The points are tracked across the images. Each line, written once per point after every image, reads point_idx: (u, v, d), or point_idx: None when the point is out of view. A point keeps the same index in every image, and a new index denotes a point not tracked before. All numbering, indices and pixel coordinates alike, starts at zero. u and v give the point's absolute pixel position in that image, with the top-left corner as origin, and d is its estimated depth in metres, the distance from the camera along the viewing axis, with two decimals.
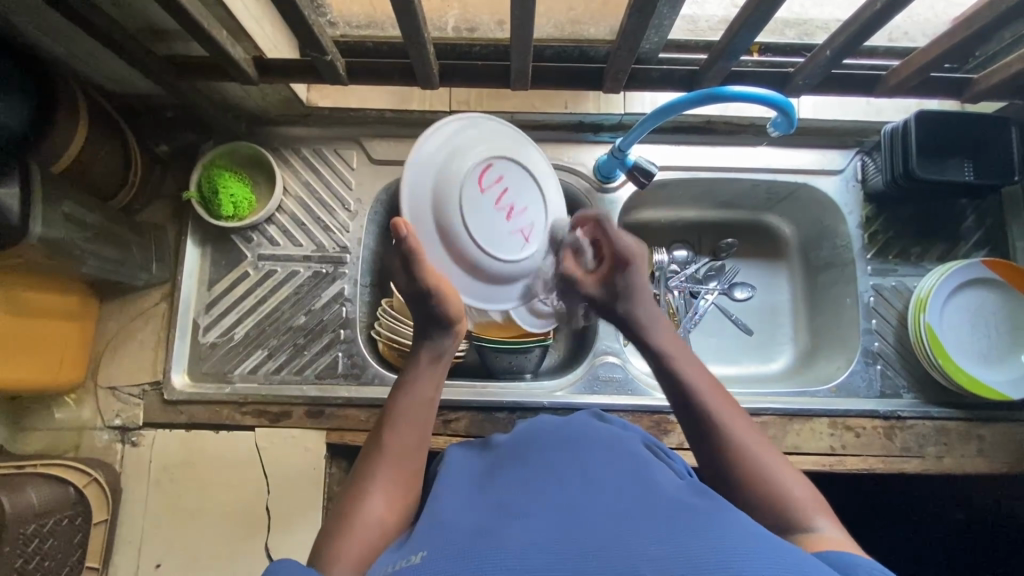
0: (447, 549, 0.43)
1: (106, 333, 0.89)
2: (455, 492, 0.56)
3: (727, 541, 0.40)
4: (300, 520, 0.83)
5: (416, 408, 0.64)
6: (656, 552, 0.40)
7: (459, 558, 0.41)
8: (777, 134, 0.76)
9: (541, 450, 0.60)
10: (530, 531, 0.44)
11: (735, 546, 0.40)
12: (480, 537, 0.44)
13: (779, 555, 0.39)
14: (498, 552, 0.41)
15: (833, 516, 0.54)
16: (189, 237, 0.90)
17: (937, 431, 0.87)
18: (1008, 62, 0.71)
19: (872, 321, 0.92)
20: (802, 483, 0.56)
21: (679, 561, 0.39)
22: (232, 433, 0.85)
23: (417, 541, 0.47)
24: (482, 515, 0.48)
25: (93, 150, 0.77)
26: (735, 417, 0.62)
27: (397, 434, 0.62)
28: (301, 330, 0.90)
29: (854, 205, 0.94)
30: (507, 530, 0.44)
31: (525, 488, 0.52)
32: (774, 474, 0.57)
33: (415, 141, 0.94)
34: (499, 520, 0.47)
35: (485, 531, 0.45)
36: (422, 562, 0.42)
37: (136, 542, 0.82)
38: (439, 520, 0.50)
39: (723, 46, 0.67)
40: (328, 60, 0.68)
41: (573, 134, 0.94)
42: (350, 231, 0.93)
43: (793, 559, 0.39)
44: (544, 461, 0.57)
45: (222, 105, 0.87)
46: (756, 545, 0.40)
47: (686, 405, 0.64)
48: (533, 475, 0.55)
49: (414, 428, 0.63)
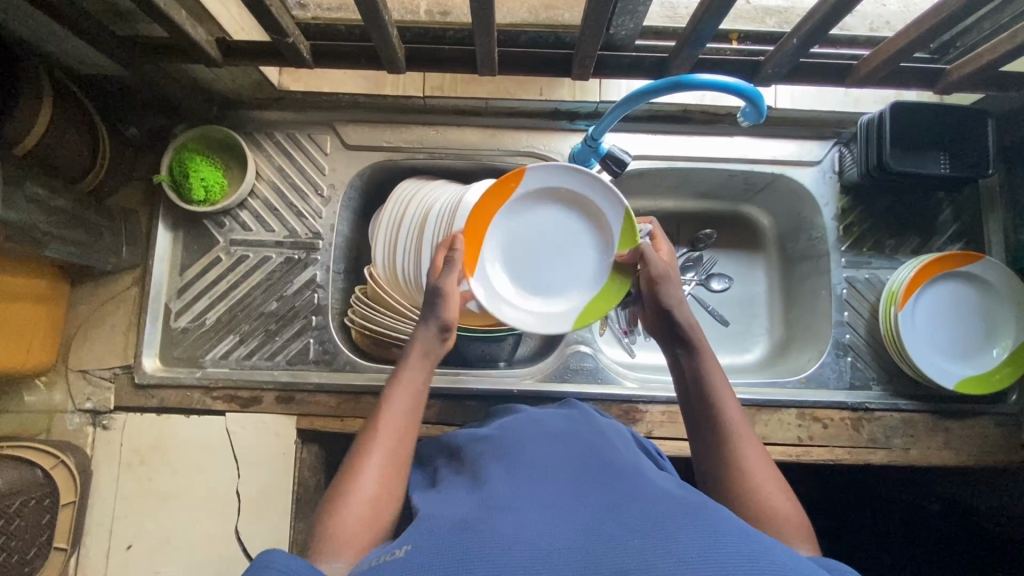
0: (434, 543, 0.42)
1: (78, 316, 0.89)
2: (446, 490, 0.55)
3: (717, 536, 0.40)
4: (268, 505, 0.83)
5: (410, 393, 0.63)
6: (642, 546, 0.40)
7: (444, 554, 0.41)
8: (747, 124, 0.75)
9: (527, 446, 0.60)
10: (517, 528, 0.43)
11: (718, 538, 0.40)
12: (468, 530, 0.43)
13: (762, 549, 0.40)
14: (486, 547, 0.41)
15: (814, 545, 0.54)
16: (161, 222, 0.90)
17: (904, 422, 0.87)
18: (981, 52, 0.70)
19: (844, 313, 0.92)
20: (791, 503, 0.56)
21: (665, 556, 0.39)
22: (203, 417, 0.86)
23: (403, 537, 0.46)
24: (468, 510, 0.48)
25: (59, 134, 0.76)
26: (755, 449, 0.59)
27: (388, 418, 0.60)
28: (273, 316, 0.90)
29: (830, 197, 0.94)
30: (496, 524, 0.44)
31: (512, 483, 0.52)
32: (764, 491, 0.56)
33: (390, 127, 0.93)
34: (486, 513, 0.46)
35: (471, 524, 0.45)
36: (407, 555, 0.42)
37: (108, 523, 0.83)
38: (424, 517, 0.49)
39: (689, 33, 0.67)
40: (291, 42, 0.67)
41: (548, 122, 0.93)
42: (323, 217, 0.92)
43: (782, 557, 0.39)
44: (532, 457, 0.57)
45: (193, 87, 0.86)
46: (746, 542, 0.40)
47: (702, 413, 0.63)
48: (524, 469, 0.55)
49: (407, 412, 0.62)
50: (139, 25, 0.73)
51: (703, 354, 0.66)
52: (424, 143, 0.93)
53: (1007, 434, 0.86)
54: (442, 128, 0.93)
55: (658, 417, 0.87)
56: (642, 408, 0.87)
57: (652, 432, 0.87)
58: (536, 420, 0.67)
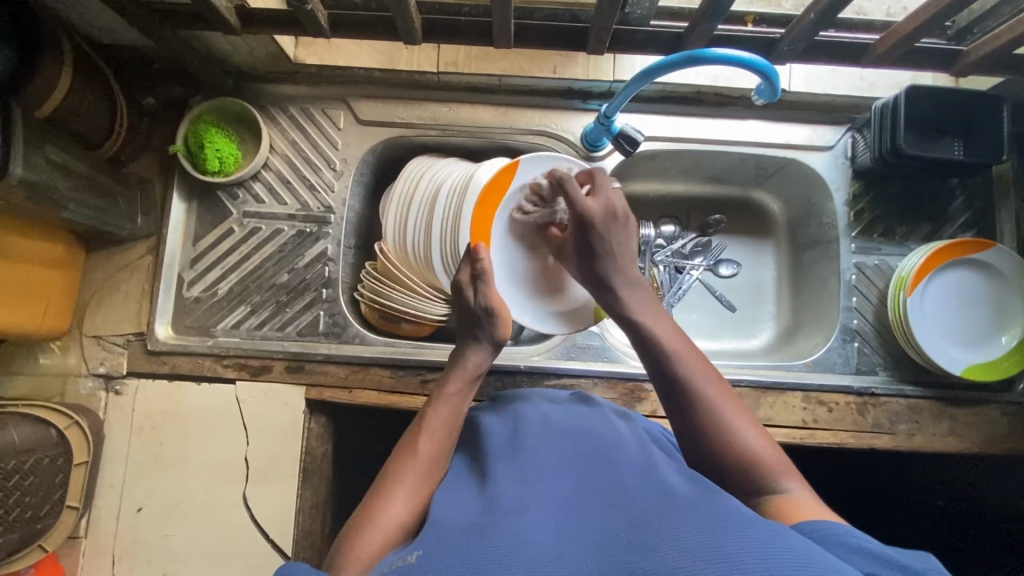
0: (444, 547, 0.44)
1: (93, 283, 0.90)
2: (459, 488, 0.56)
3: (725, 528, 0.41)
4: (276, 472, 0.85)
5: (446, 419, 0.66)
6: (650, 542, 0.41)
7: (454, 559, 0.42)
8: (761, 102, 0.76)
9: (535, 437, 0.60)
10: (525, 528, 0.44)
11: (728, 530, 0.41)
12: (475, 532, 0.44)
13: (773, 537, 0.41)
14: (494, 550, 0.42)
15: (801, 479, 0.56)
16: (176, 192, 0.91)
17: (910, 409, 0.87)
18: (999, 34, 0.70)
19: (853, 298, 0.92)
20: (767, 442, 0.58)
21: (675, 551, 0.40)
22: (213, 384, 0.87)
23: (414, 543, 0.47)
24: (476, 512, 0.49)
25: (78, 99, 0.77)
26: (720, 390, 0.61)
27: (425, 446, 0.63)
28: (284, 288, 0.91)
29: (842, 182, 0.93)
30: (504, 525, 0.45)
31: (520, 478, 0.53)
32: (740, 434, 0.58)
33: (403, 103, 0.93)
34: (495, 513, 0.47)
35: (480, 526, 0.45)
36: (417, 562, 0.43)
37: (119, 486, 0.84)
38: (435, 520, 0.50)
39: (705, 6, 0.67)
40: (309, 10, 0.67)
41: (561, 101, 0.93)
42: (335, 191, 0.93)
43: (793, 545, 0.40)
44: (540, 448, 0.58)
45: (210, 58, 0.87)
46: (756, 532, 0.41)
47: (660, 368, 0.64)
48: (531, 461, 0.55)
49: (442, 439, 0.64)
50: None
51: (639, 310, 0.69)
52: (437, 120, 0.93)
53: (1012, 422, 0.86)
54: (454, 104, 0.93)
55: None
56: (648, 387, 0.88)
57: (657, 411, 0.87)
58: (550, 412, 0.68)
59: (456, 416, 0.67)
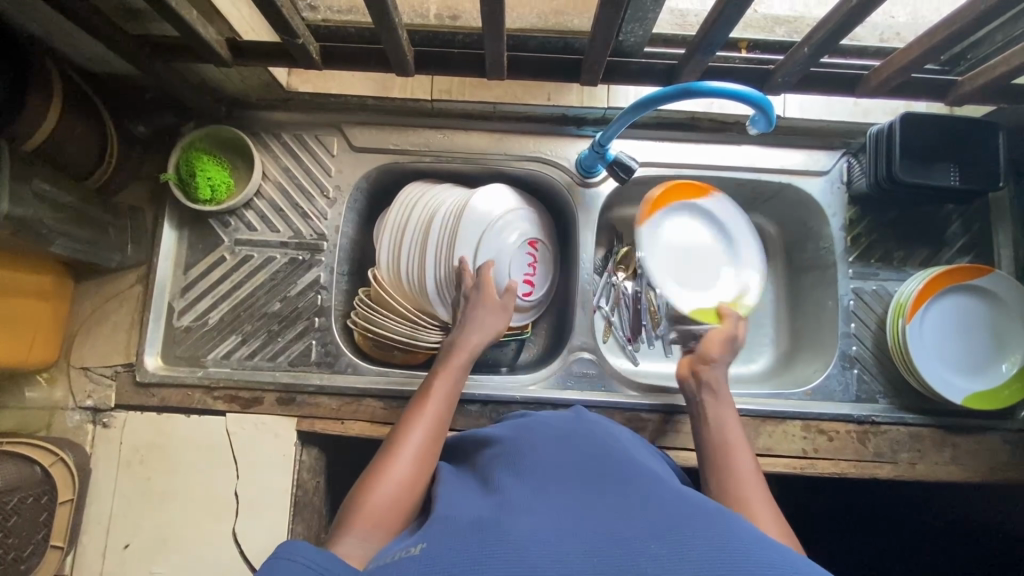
0: (447, 543, 0.42)
1: (81, 313, 0.89)
2: (456, 492, 0.55)
3: (729, 537, 0.40)
4: (266, 508, 0.83)
5: (446, 403, 0.70)
6: (658, 548, 0.39)
7: (459, 554, 0.40)
8: (757, 131, 0.75)
9: (539, 446, 0.59)
10: (530, 526, 0.43)
11: (734, 543, 0.39)
12: (479, 531, 0.43)
13: (786, 555, 0.39)
14: (499, 545, 0.40)
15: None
16: (166, 220, 0.90)
17: (911, 437, 0.86)
18: (992, 65, 0.70)
19: (851, 324, 0.91)
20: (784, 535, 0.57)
21: (682, 559, 0.38)
22: (202, 417, 0.85)
23: (416, 537, 0.46)
24: (480, 512, 0.47)
25: (67, 129, 0.76)
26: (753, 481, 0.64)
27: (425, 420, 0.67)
28: (276, 316, 0.90)
29: (838, 207, 0.93)
30: (507, 526, 0.43)
31: (525, 484, 0.52)
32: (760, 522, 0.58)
33: (396, 129, 0.93)
34: (499, 515, 0.46)
35: (484, 525, 0.44)
36: (420, 555, 0.41)
37: (105, 522, 0.82)
38: (437, 518, 0.48)
39: (699, 40, 0.67)
40: (300, 44, 0.67)
41: (555, 127, 0.93)
42: (328, 219, 0.92)
43: (798, 560, 0.39)
44: (544, 456, 0.57)
45: (202, 87, 0.86)
46: (763, 551, 0.39)
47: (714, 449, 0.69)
48: (537, 469, 0.54)
49: (441, 415, 0.69)
50: (150, 25, 0.74)
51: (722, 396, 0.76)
52: (431, 146, 0.92)
53: (1016, 452, 0.85)
54: (449, 131, 0.93)
55: (661, 426, 0.87)
56: (645, 417, 0.87)
57: (655, 441, 0.86)
58: (548, 422, 0.67)
59: (449, 402, 0.71)
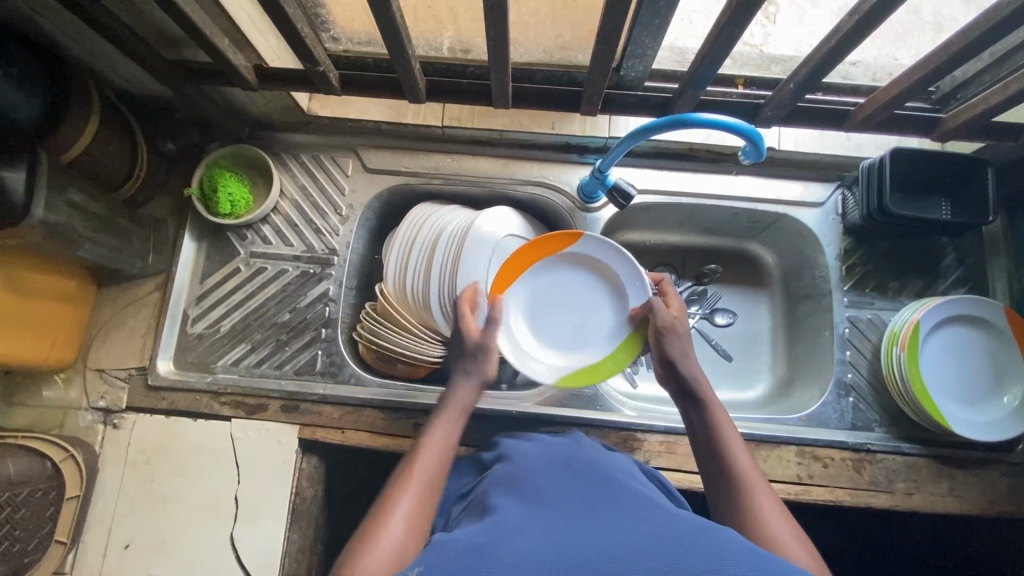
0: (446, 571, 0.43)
1: (101, 317, 0.93)
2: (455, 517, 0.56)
3: (722, 553, 0.43)
4: (263, 514, 0.84)
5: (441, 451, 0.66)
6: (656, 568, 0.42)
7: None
8: (748, 161, 0.78)
9: (535, 468, 0.61)
10: (529, 549, 0.45)
11: (727, 559, 0.42)
12: (479, 553, 0.44)
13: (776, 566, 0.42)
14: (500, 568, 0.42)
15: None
16: (187, 232, 0.95)
17: (907, 467, 0.86)
18: (973, 104, 0.74)
19: (847, 352, 0.92)
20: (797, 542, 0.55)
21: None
22: (208, 421, 0.88)
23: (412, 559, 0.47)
24: (476, 531, 0.49)
25: (102, 143, 0.82)
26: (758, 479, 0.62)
27: (421, 470, 0.63)
28: (285, 326, 0.93)
29: (833, 238, 0.95)
30: (500, 549, 0.45)
31: (520, 506, 0.53)
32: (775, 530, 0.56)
33: (408, 153, 0.98)
34: (496, 535, 0.47)
35: (484, 546, 0.45)
36: None
37: (108, 522, 0.84)
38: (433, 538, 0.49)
39: (690, 75, 0.71)
40: (321, 71, 0.73)
41: (559, 154, 0.98)
42: (339, 235, 0.96)
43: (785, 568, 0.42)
44: (539, 479, 0.59)
45: (229, 108, 0.92)
46: (754, 562, 0.42)
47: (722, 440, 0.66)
48: (532, 492, 0.56)
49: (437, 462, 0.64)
50: (184, 51, 0.80)
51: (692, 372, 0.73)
52: (440, 170, 0.97)
53: (1015, 486, 0.85)
54: (457, 156, 0.98)
55: (656, 446, 0.87)
56: (640, 437, 0.88)
57: (649, 462, 0.87)
58: (546, 446, 0.68)
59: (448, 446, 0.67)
